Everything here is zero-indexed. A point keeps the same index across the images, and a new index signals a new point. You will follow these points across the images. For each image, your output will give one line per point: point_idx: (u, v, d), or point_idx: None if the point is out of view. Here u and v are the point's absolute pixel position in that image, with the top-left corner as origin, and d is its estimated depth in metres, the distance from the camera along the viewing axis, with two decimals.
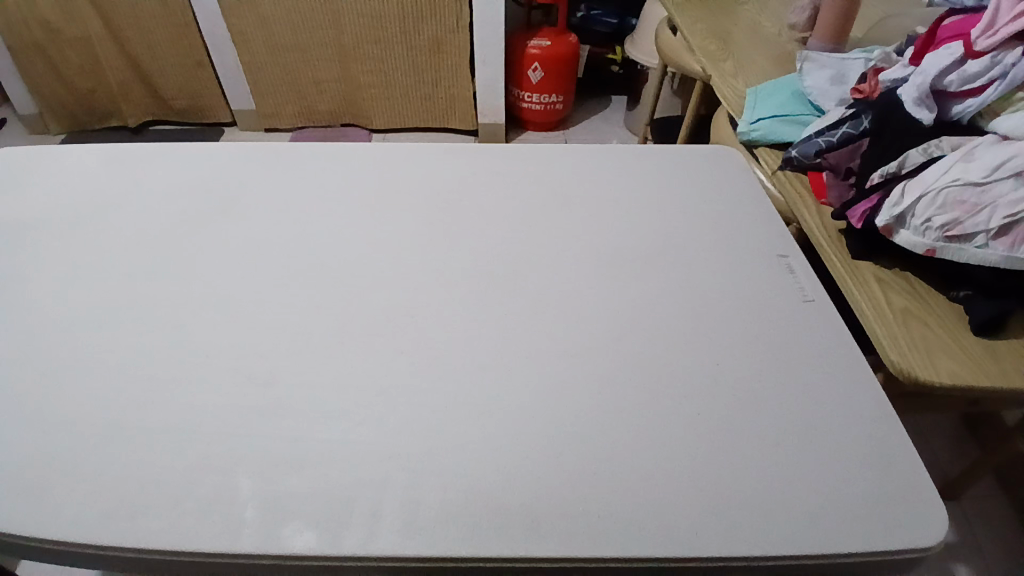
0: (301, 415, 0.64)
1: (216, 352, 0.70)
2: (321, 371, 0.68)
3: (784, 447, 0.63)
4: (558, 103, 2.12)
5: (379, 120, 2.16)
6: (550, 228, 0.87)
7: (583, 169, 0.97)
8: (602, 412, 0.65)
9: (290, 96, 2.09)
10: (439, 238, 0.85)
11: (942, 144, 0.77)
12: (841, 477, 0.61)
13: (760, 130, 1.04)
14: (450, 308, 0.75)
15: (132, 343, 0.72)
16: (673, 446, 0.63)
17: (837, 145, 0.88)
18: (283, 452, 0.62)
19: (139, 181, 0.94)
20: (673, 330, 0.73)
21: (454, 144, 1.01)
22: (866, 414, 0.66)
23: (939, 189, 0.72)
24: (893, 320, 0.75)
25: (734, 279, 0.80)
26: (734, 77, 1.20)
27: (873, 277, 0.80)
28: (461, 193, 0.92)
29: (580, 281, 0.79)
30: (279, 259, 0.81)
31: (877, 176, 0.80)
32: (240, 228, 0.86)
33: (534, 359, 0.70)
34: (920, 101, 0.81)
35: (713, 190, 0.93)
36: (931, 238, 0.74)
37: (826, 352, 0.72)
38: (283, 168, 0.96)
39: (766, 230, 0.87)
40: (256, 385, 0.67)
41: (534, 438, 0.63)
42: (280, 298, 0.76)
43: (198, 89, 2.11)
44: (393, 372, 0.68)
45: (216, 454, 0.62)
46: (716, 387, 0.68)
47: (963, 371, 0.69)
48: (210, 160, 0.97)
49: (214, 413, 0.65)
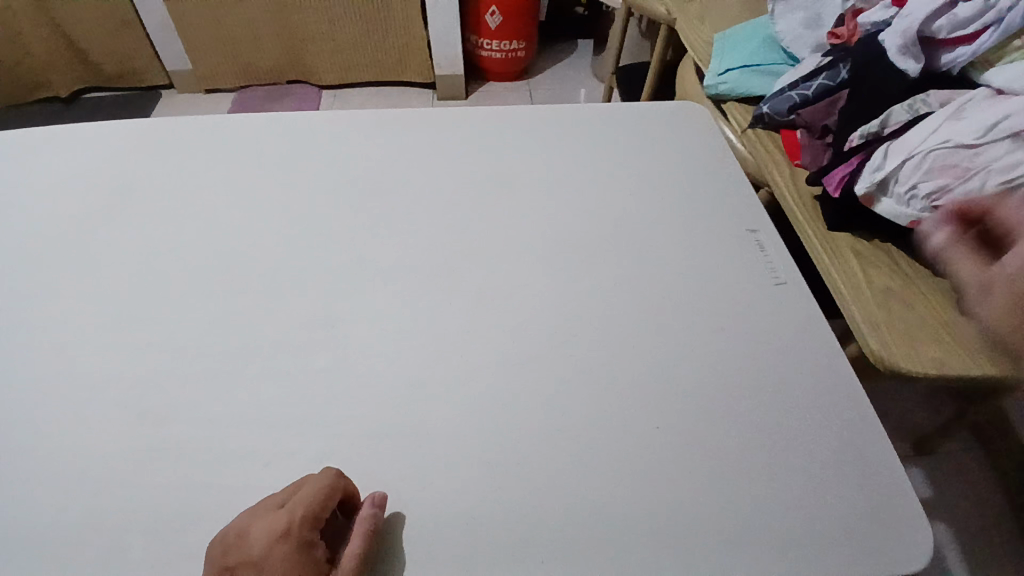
0: (206, 454, 0.56)
1: (108, 381, 0.61)
2: (228, 398, 0.60)
3: (749, 463, 0.56)
4: (519, 50, 1.97)
5: (328, 75, 2.01)
6: (494, 211, 0.77)
7: (534, 134, 0.87)
8: (547, 431, 0.58)
9: (228, 52, 1.91)
10: (369, 227, 0.74)
11: (929, 99, 0.68)
12: (809, 495, 0.55)
13: (728, 83, 0.94)
14: (380, 310, 0.66)
15: (18, 372, 0.62)
16: (625, 467, 0.56)
17: (812, 99, 0.79)
18: (184, 500, 0.54)
19: (30, 175, 0.81)
20: (629, 327, 0.65)
21: (387, 111, 0.89)
22: (838, 417, 0.59)
23: (925, 152, 0.64)
24: (873, 301, 0.68)
25: (698, 262, 0.71)
26: (701, 21, 1.09)
27: (851, 252, 0.72)
28: (395, 170, 0.81)
29: (525, 271, 0.70)
30: (183, 262, 0.71)
31: (856, 137, 0.72)
32: (143, 225, 0.75)
33: (471, 369, 0.62)
34: (906, 49, 0.71)
35: (674, 157, 0.83)
36: (915, 207, 0.66)
37: (797, 344, 0.65)
38: (191, 149, 0.84)
39: (732, 202, 0.78)
40: (149, 421, 0.58)
41: (471, 468, 0.56)
42: (187, 307, 0.67)
43: (128, 50, 1.91)
44: (312, 393, 0.60)
45: (108, 506, 0.54)
46: (673, 393, 0.61)
47: (947, 358, 0.62)
48: (108, 143, 0.85)
49: (107, 456, 0.56)
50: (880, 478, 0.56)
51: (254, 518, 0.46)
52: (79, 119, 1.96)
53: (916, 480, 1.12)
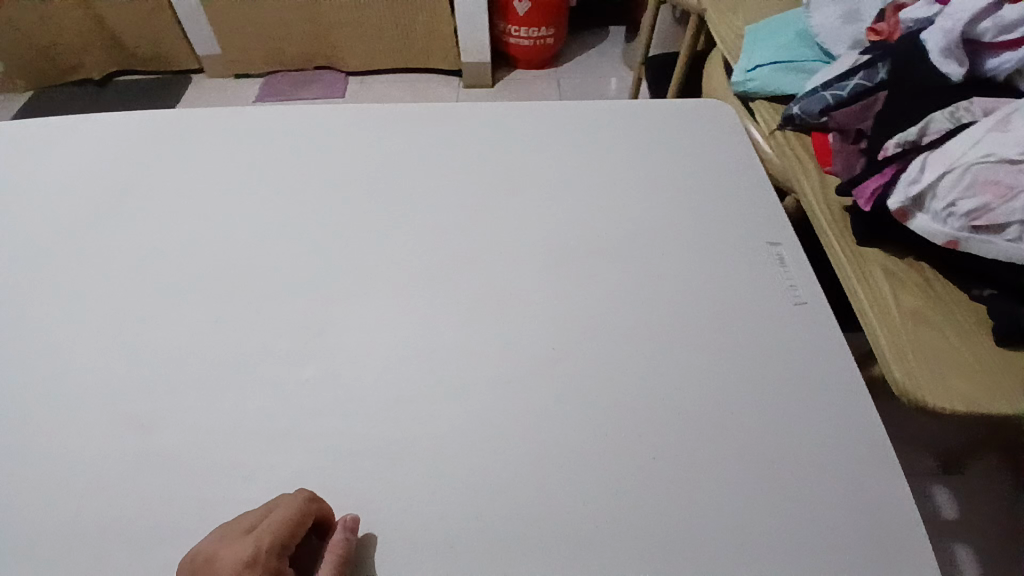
0: (186, 465, 0.55)
1: (97, 384, 0.60)
2: (212, 407, 0.58)
3: (752, 501, 0.52)
4: (548, 37, 1.91)
5: (355, 61, 1.99)
6: (499, 214, 0.73)
7: (545, 133, 0.83)
8: (536, 455, 0.55)
9: (255, 37, 1.90)
10: (368, 230, 0.72)
11: (973, 106, 0.62)
12: (816, 539, 0.51)
13: (758, 80, 0.89)
14: (374, 318, 0.64)
15: (11, 372, 0.62)
16: (618, 499, 0.52)
17: (846, 100, 0.74)
18: (161, 512, 0.53)
19: (39, 167, 0.81)
20: (632, 344, 0.62)
21: (395, 106, 0.86)
22: (853, 454, 0.55)
23: (965, 166, 0.58)
24: (901, 326, 0.62)
25: (711, 276, 0.67)
26: (733, 12, 1.03)
27: (880, 270, 0.67)
28: (400, 169, 0.79)
29: (526, 282, 0.67)
30: (179, 262, 0.70)
31: (892, 146, 0.66)
32: (143, 222, 0.74)
33: (462, 385, 0.59)
34: (949, 52, 0.65)
35: (692, 160, 0.78)
36: (952, 226, 0.60)
37: (814, 370, 0.60)
38: (197, 143, 0.83)
39: (753, 211, 0.73)
40: (133, 427, 0.57)
41: (454, 492, 0.53)
42: (180, 309, 0.65)
43: (158, 34, 1.92)
44: (297, 405, 0.58)
45: (87, 515, 0.53)
46: (675, 420, 0.57)
47: (979, 393, 0.57)
48: (117, 136, 0.84)
49: (90, 462, 0.55)
50: (896, 524, 0.51)
51: (223, 545, 0.45)
52: (111, 103, 1.98)
53: (947, 506, 1.05)
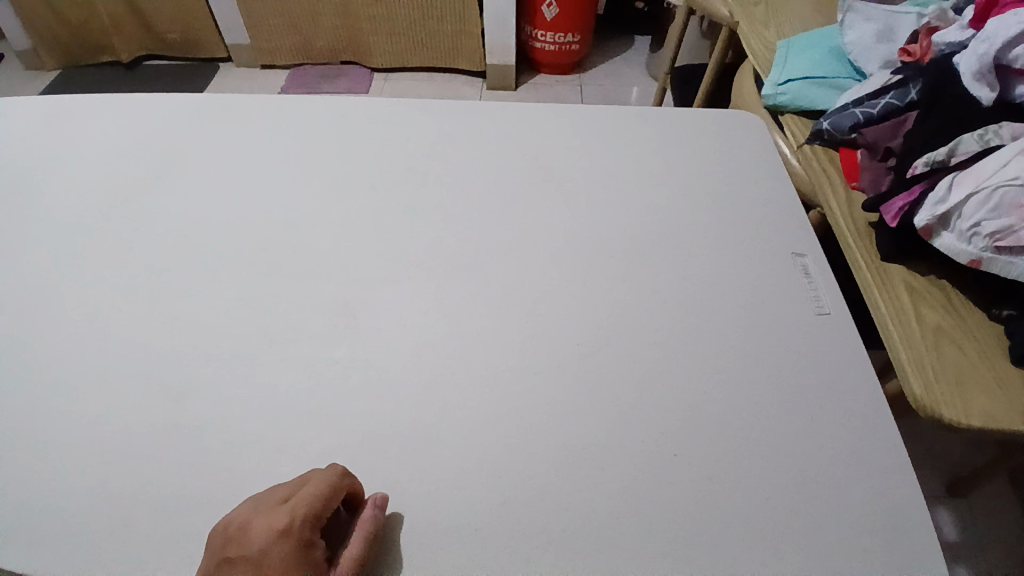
0: (215, 438, 0.56)
1: (132, 355, 0.62)
2: (243, 383, 0.59)
3: (771, 502, 0.53)
4: (574, 43, 1.93)
5: (381, 57, 2.01)
6: (528, 211, 0.75)
7: (574, 134, 0.84)
8: (559, 446, 0.56)
9: (285, 29, 1.93)
10: (401, 221, 0.73)
11: (1002, 130, 0.63)
12: (834, 545, 0.51)
13: (788, 94, 0.90)
14: (403, 305, 0.65)
15: (50, 338, 0.64)
16: (638, 496, 0.53)
17: (877, 118, 0.74)
18: (190, 483, 0.54)
19: (80, 142, 0.83)
20: (654, 345, 0.63)
21: (430, 101, 0.88)
22: (873, 465, 0.56)
23: (993, 188, 0.59)
24: (922, 341, 0.63)
25: (736, 282, 0.68)
26: (765, 25, 1.04)
27: (903, 286, 0.68)
28: (430, 162, 0.80)
29: (554, 278, 0.68)
30: (214, 242, 0.71)
31: (920, 164, 0.67)
32: (180, 201, 0.76)
33: (489, 375, 0.60)
34: (981, 75, 0.65)
35: (720, 169, 0.80)
36: (976, 246, 0.61)
37: (836, 379, 0.61)
38: (233, 127, 0.84)
39: (779, 222, 0.74)
40: (166, 398, 0.59)
41: (477, 478, 0.54)
42: (213, 286, 0.67)
43: (190, 20, 1.95)
44: (327, 386, 0.59)
45: (117, 479, 0.54)
46: (695, 420, 0.57)
47: (997, 410, 0.58)
48: (156, 117, 0.86)
49: (123, 430, 0.57)
50: (913, 533, 0.52)
51: (256, 514, 0.47)
52: (139, 85, 2.01)
53: (952, 531, 1.05)
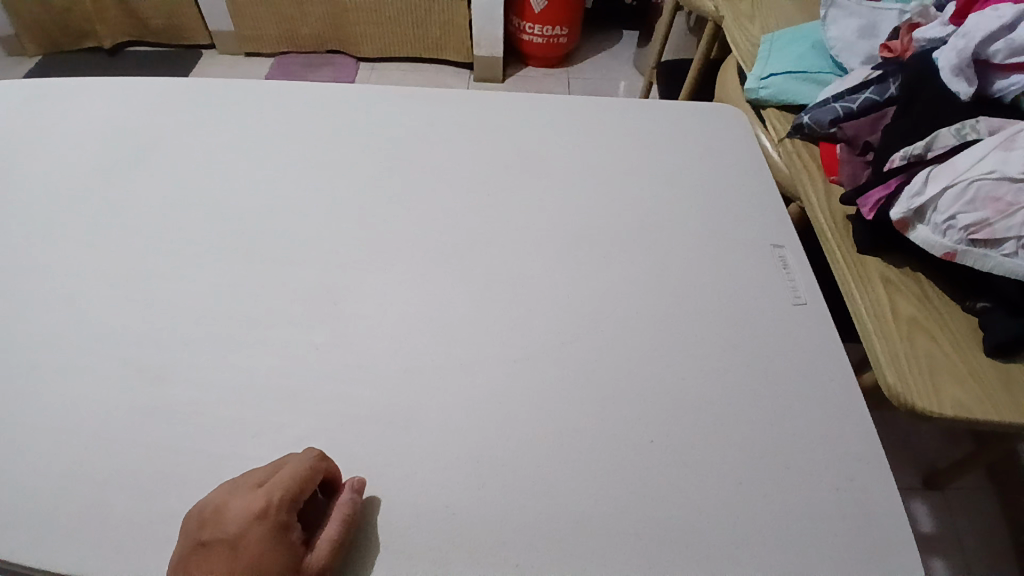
0: (190, 421, 0.56)
1: (104, 339, 0.61)
2: (220, 365, 0.59)
3: (743, 484, 0.54)
4: (562, 36, 1.92)
5: (368, 47, 1.99)
6: (510, 199, 0.75)
7: (558, 124, 0.84)
8: (537, 431, 0.56)
9: (270, 16, 1.91)
10: (383, 207, 0.73)
11: (980, 125, 0.64)
12: (803, 526, 0.52)
13: (771, 88, 0.91)
14: (382, 291, 0.65)
15: (26, 320, 0.63)
16: (614, 480, 0.54)
17: (856, 113, 0.76)
18: (165, 466, 0.53)
19: (54, 125, 0.82)
20: (633, 334, 0.63)
21: (414, 89, 0.87)
22: (845, 450, 0.57)
23: (969, 182, 0.60)
24: (896, 332, 0.64)
25: (715, 273, 0.69)
26: (750, 20, 1.05)
27: (879, 278, 0.69)
28: (413, 149, 0.80)
29: (536, 266, 0.68)
30: (190, 226, 0.70)
31: (898, 158, 0.68)
32: (160, 184, 0.75)
33: (469, 361, 0.60)
34: (960, 69, 0.66)
35: (703, 162, 0.80)
36: (952, 238, 0.62)
37: (811, 367, 0.62)
38: (213, 111, 0.83)
39: (759, 214, 0.74)
40: (142, 381, 0.58)
41: (454, 462, 0.54)
42: (190, 269, 0.66)
43: (173, 6, 1.91)
44: (305, 370, 0.59)
45: (88, 461, 0.54)
46: (671, 408, 0.58)
47: (967, 399, 0.59)
48: (134, 101, 0.85)
49: (100, 412, 0.56)
50: (881, 515, 0.53)
51: (232, 496, 0.47)
52: (123, 72, 1.97)
53: (928, 524, 1.07)
